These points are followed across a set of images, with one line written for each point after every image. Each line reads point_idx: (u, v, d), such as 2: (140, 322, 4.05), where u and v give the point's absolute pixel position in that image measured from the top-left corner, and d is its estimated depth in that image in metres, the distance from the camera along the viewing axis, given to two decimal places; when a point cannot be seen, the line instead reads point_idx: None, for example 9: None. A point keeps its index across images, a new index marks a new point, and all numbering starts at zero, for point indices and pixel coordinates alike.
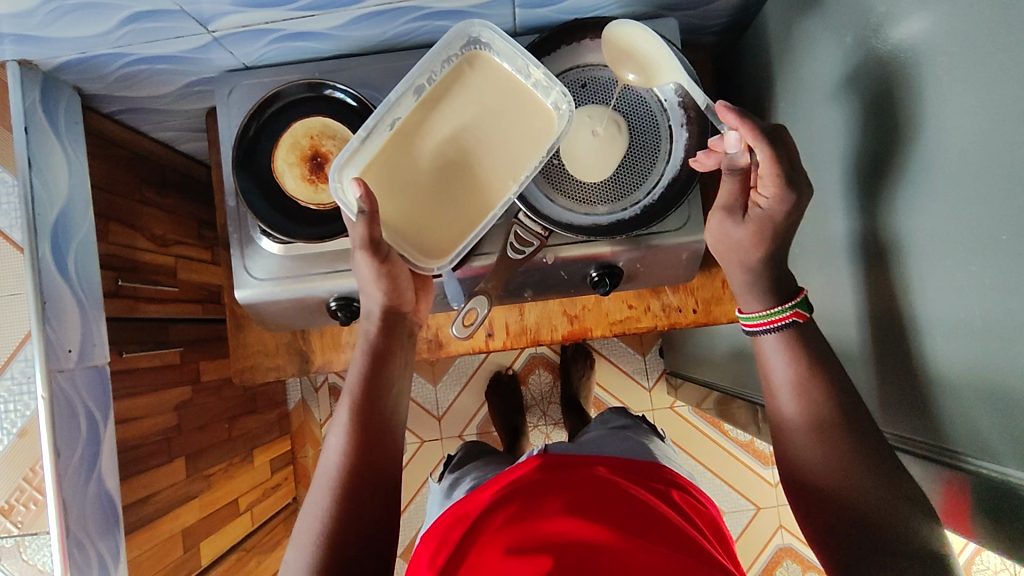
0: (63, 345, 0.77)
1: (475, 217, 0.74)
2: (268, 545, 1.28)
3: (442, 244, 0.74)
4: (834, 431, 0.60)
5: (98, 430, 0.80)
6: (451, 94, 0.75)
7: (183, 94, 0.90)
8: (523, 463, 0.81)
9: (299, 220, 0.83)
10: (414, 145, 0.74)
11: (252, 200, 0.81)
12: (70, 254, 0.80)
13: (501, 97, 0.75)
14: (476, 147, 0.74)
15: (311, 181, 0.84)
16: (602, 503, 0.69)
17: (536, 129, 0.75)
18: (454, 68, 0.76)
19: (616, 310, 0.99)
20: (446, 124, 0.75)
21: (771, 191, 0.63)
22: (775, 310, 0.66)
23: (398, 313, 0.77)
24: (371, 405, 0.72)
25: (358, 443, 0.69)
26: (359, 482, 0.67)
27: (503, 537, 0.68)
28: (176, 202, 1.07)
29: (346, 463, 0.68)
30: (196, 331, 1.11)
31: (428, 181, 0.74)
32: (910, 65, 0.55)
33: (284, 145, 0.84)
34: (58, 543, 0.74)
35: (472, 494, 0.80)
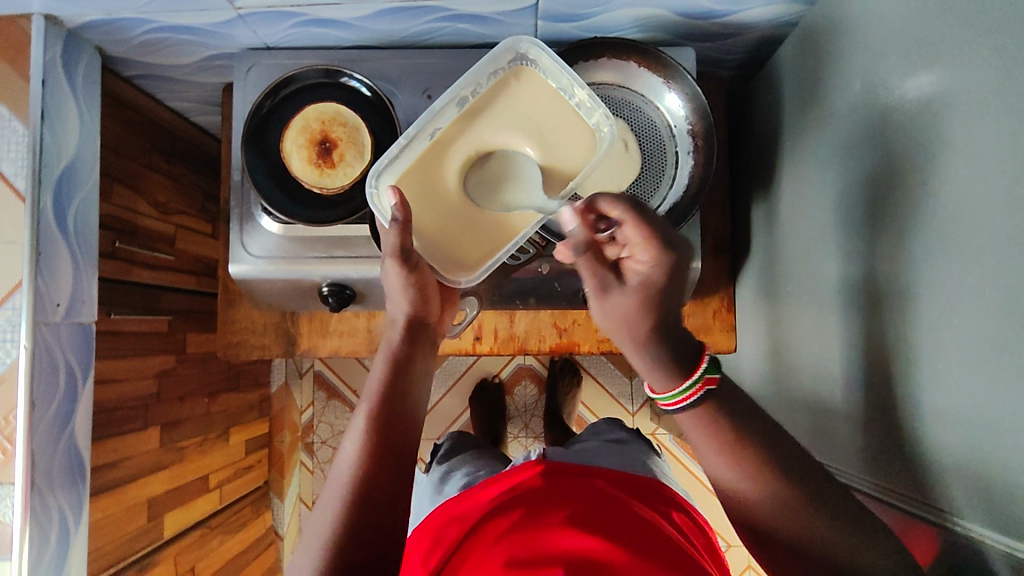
0: (52, 298, 0.77)
1: (506, 234, 0.72)
2: (232, 526, 1.26)
3: (471, 259, 0.71)
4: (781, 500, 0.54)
5: (76, 386, 0.80)
6: (496, 106, 0.71)
7: (203, 67, 0.91)
8: (523, 469, 0.80)
9: (300, 202, 0.83)
10: (452, 155, 0.70)
11: (258, 177, 0.81)
12: (70, 209, 0.80)
13: (545, 114, 0.71)
14: (514, 164, 0.71)
15: (318, 165, 0.82)
16: (612, 524, 0.68)
17: (577, 150, 0.71)
18: (500, 80, 0.71)
19: None
20: (488, 137, 0.71)
21: (647, 254, 0.59)
22: (681, 388, 0.57)
23: (424, 319, 0.71)
24: (400, 408, 0.64)
25: (383, 446, 0.61)
26: (376, 487, 0.59)
27: (495, 534, 0.69)
28: (183, 172, 1.08)
29: (367, 467, 0.59)
30: (187, 302, 1.11)
31: (461, 197, 0.71)
32: (917, 118, 0.57)
33: (295, 126, 0.82)
34: (20, 503, 0.73)
35: (469, 494, 0.80)
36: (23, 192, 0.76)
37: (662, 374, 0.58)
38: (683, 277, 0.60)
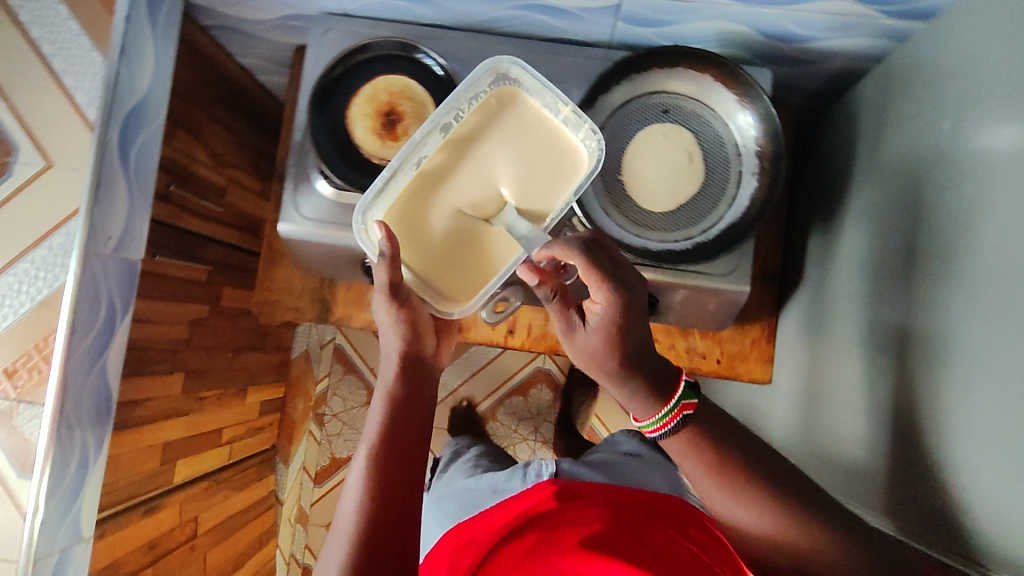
0: (105, 231, 0.77)
1: (503, 253, 0.75)
2: (238, 483, 1.27)
3: (466, 287, 0.75)
4: (769, 515, 0.59)
5: (115, 319, 0.80)
6: (480, 131, 0.74)
7: (279, 25, 0.92)
8: (537, 492, 0.79)
9: (356, 170, 0.82)
10: (437, 183, 0.74)
11: (319, 141, 0.81)
12: (135, 143, 0.81)
13: (530, 133, 0.75)
14: (501, 185, 0.74)
15: (381, 136, 0.83)
16: (627, 540, 0.64)
17: (567, 166, 0.75)
18: (482, 104, 0.74)
19: None
20: (471, 161, 0.74)
21: (602, 296, 0.63)
22: (663, 412, 0.63)
23: (422, 351, 0.73)
24: (399, 442, 0.65)
25: (383, 482, 0.61)
26: (377, 535, 0.59)
27: (504, 551, 0.67)
28: (242, 127, 1.09)
29: (370, 507, 0.60)
30: (227, 256, 1.12)
31: (451, 224, 0.73)
32: (1008, 167, 0.55)
33: (364, 95, 0.83)
34: (47, 427, 0.73)
35: (481, 521, 0.77)
36: (92, 122, 0.77)
37: (638, 405, 0.65)
38: (640, 311, 0.64)
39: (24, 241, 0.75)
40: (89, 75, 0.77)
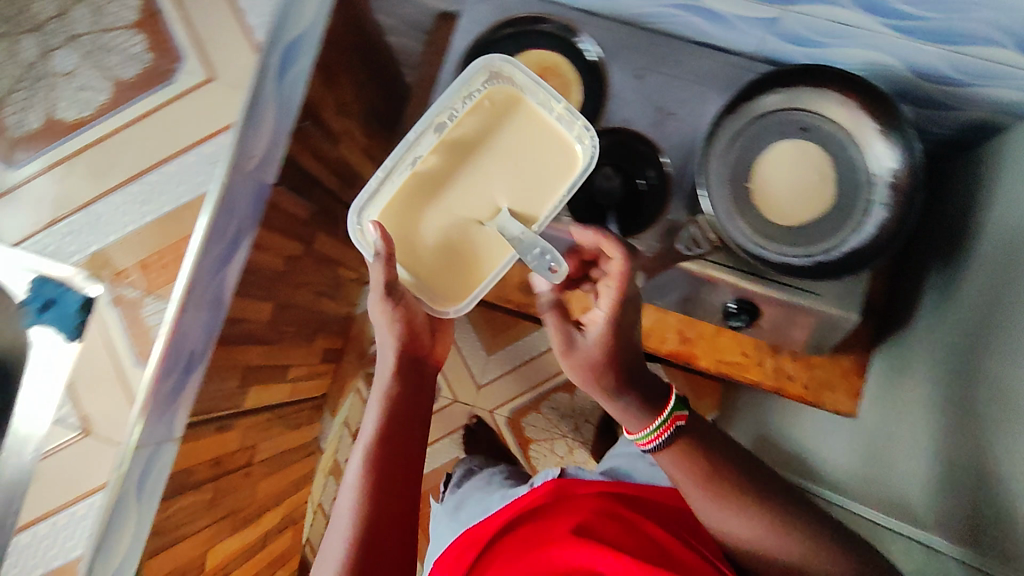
0: (250, 152, 0.80)
1: (498, 246, 0.81)
2: (292, 422, 1.30)
3: (464, 284, 0.83)
4: (760, 523, 0.72)
5: (238, 240, 0.83)
6: (471, 130, 0.82)
7: None
8: (532, 494, 0.94)
9: None
10: (431, 180, 0.81)
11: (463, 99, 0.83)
12: (292, 72, 0.83)
13: (523, 133, 0.82)
14: (491, 184, 0.81)
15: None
16: (621, 533, 0.82)
17: (557, 166, 0.82)
18: (474, 104, 0.82)
19: (729, 350, 0.92)
20: (463, 161, 0.81)
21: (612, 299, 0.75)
22: (655, 423, 0.74)
23: (416, 351, 0.85)
24: (393, 435, 0.79)
25: (377, 468, 0.76)
26: (378, 509, 0.74)
27: (523, 534, 0.86)
28: (367, 79, 1.11)
29: (364, 491, 0.74)
30: (330, 201, 1.15)
31: (446, 224, 0.81)
32: None
33: (515, 63, 0.88)
34: (165, 332, 0.76)
35: (488, 520, 0.92)
36: (258, 46, 0.79)
37: (627, 417, 0.75)
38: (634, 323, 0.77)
39: (172, 146, 0.79)
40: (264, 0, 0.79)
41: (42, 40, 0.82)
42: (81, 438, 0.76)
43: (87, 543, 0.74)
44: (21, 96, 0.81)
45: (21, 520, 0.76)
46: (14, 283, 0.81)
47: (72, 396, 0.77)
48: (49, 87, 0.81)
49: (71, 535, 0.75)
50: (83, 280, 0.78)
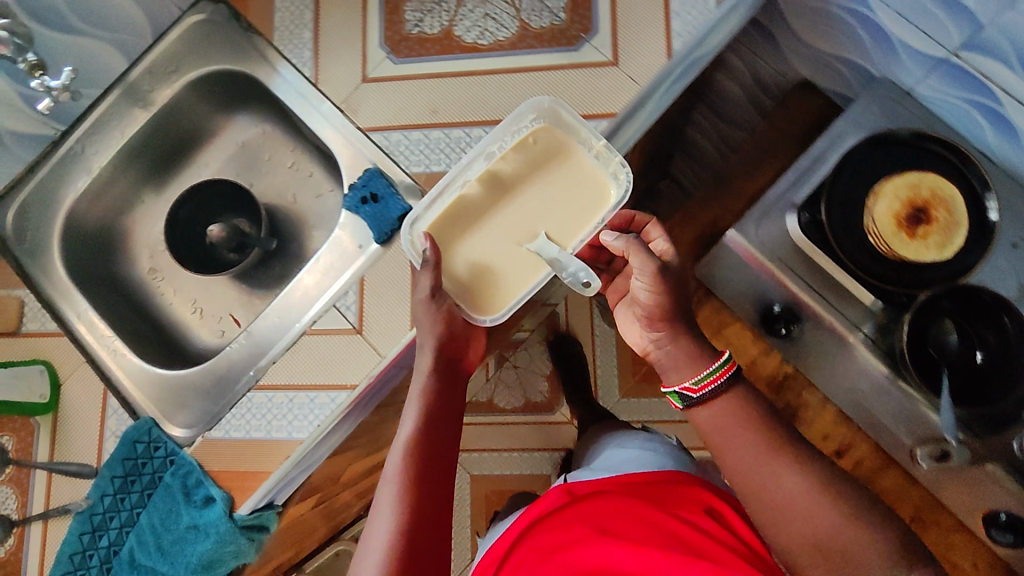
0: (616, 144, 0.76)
1: (531, 263, 0.75)
2: None
3: (498, 296, 0.75)
4: (808, 480, 0.61)
5: None
6: (513, 164, 0.75)
7: (822, 61, 0.91)
8: (552, 491, 0.76)
9: (843, 231, 0.79)
10: (468, 203, 0.75)
11: (838, 187, 0.79)
12: (680, 84, 0.76)
13: (561, 173, 0.75)
14: (531, 217, 0.75)
15: (899, 226, 0.76)
16: (638, 526, 0.67)
17: (590, 203, 0.75)
18: (520, 140, 0.75)
19: (957, 547, 0.89)
20: (499, 186, 0.75)
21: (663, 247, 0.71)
22: (706, 372, 0.67)
23: (456, 349, 0.75)
24: (430, 441, 0.69)
25: (419, 476, 0.67)
26: (421, 510, 0.65)
27: (535, 535, 0.71)
28: None
29: (405, 504, 0.65)
30: None
31: (488, 255, 0.75)
32: None
33: (910, 179, 0.77)
34: None
35: (506, 531, 0.76)
36: (673, 55, 0.77)
37: (682, 363, 0.69)
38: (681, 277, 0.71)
39: None
40: (698, 16, 0.77)
41: None
42: (350, 334, 0.77)
43: (315, 431, 0.75)
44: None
45: (264, 379, 0.78)
46: (345, 164, 0.83)
47: (358, 291, 0.78)
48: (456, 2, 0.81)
49: (303, 416, 0.76)
50: (411, 192, 0.80)
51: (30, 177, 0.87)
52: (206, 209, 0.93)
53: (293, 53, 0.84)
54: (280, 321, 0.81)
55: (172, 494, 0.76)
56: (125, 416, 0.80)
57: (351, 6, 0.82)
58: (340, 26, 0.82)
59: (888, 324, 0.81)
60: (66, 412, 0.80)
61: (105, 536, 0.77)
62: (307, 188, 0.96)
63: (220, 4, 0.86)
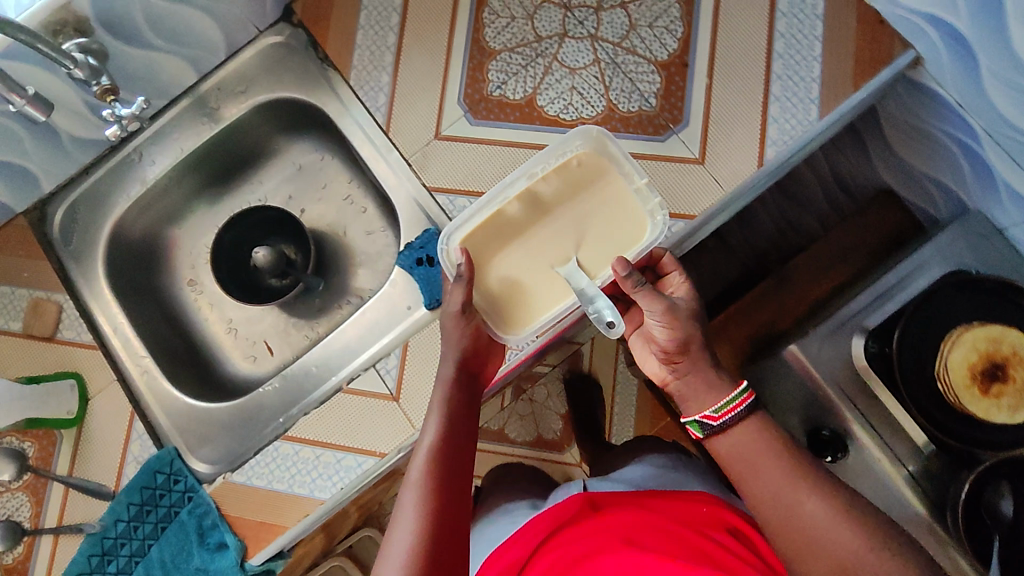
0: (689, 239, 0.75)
1: (558, 289, 0.71)
2: None
3: (520, 317, 0.71)
4: (827, 506, 0.60)
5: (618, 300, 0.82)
6: (553, 185, 0.72)
7: (912, 174, 0.87)
8: (573, 499, 0.81)
9: (910, 370, 0.77)
10: (504, 219, 0.71)
11: (913, 320, 0.77)
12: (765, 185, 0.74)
13: (599, 201, 0.72)
14: (563, 242, 0.71)
15: (973, 379, 0.74)
16: (663, 540, 0.70)
17: (624, 238, 0.71)
18: (564, 163, 0.71)
19: None
20: (538, 206, 0.72)
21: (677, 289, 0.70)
22: (728, 400, 0.65)
23: (479, 368, 0.72)
24: (455, 446, 0.65)
25: (444, 481, 0.62)
26: (442, 522, 0.60)
27: (560, 539, 0.74)
28: None
29: (428, 509, 0.60)
30: None
31: (516, 273, 0.72)
32: None
33: (996, 334, 0.74)
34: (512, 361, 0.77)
35: (528, 529, 0.80)
36: (765, 164, 0.73)
37: (701, 393, 0.67)
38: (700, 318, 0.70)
39: None
40: (796, 125, 0.74)
41: (565, 21, 0.77)
42: (385, 400, 0.76)
43: (337, 494, 0.74)
44: (515, 63, 0.78)
45: (293, 429, 0.77)
46: (404, 220, 0.80)
47: (400, 356, 0.77)
48: (544, 69, 0.77)
49: (327, 475, 0.75)
50: None
51: (83, 179, 0.85)
52: (255, 232, 0.91)
53: (367, 95, 0.80)
54: (317, 370, 0.81)
55: (187, 532, 0.76)
56: (148, 443, 0.79)
57: (433, 57, 0.79)
58: (420, 76, 0.79)
59: (941, 475, 0.78)
60: (89, 429, 0.79)
61: (114, 562, 0.77)
62: (360, 223, 0.93)
63: (300, 28, 0.83)
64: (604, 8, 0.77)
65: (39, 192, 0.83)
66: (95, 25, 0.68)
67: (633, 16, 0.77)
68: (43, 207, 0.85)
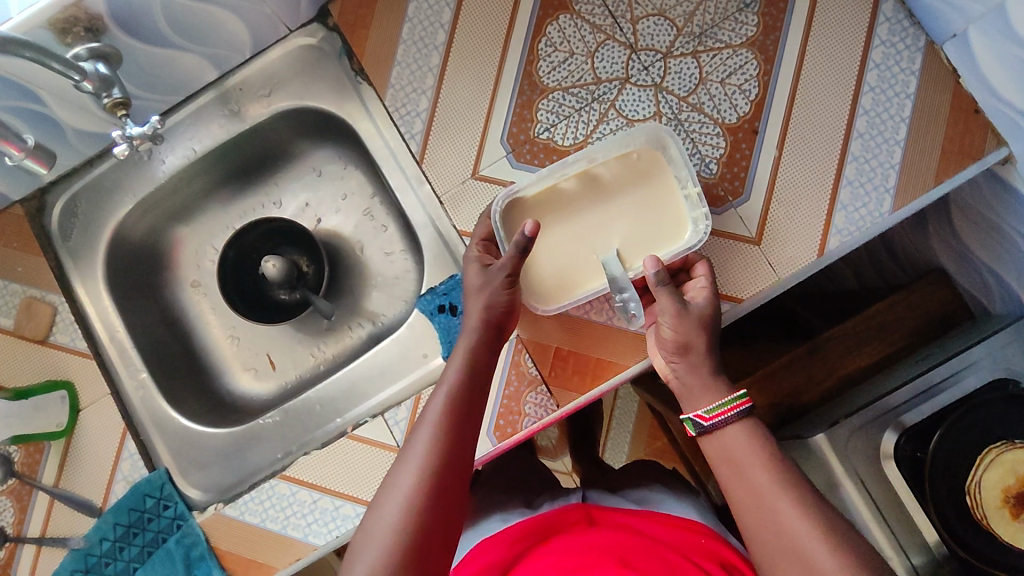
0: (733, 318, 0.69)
1: (590, 273, 0.68)
2: None
3: (546, 291, 0.69)
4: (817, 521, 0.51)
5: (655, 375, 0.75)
6: (610, 174, 0.68)
7: (971, 264, 0.83)
8: (567, 511, 0.72)
9: (941, 473, 0.73)
10: (555, 194, 0.69)
11: (960, 429, 0.73)
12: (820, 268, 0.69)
13: (651, 196, 0.68)
14: (607, 229, 0.68)
15: (1005, 501, 0.71)
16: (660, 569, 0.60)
17: (661, 238, 0.67)
18: (624, 153, 0.67)
19: None
20: (591, 188, 0.68)
21: (701, 294, 0.64)
22: (723, 402, 0.58)
23: (510, 323, 0.65)
24: (472, 392, 0.59)
25: (459, 426, 0.56)
26: (448, 477, 0.54)
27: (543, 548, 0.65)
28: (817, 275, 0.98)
29: (439, 448, 0.54)
30: None
31: (554, 247, 0.69)
32: None
33: None
34: (528, 428, 0.70)
35: (508, 531, 0.71)
36: (825, 254, 0.67)
37: (697, 392, 0.60)
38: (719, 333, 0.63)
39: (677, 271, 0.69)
40: (866, 215, 0.67)
41: (628, 65, 0.71)
42: (391, 452, 0.72)
43: (332, 542, 0.71)
44: (568, 104, 0.72)
45: (290, 468, 0.73)
46: (429, 257, 0.75)
47: (411, 408, 0.73)
48: (599, 116, 0.71)
49: (323, 522, 0.72)
50: None
51: (87, 171, 0.79)
52: (264, 241, 0.84)
53: (402, 119, 0.74)
54: (321, 409, 0.78)
55: (173, 561, 0.73)
56: (139, 463, 0.75)
57: (479, 88, 0.73)
58: (463, 106, 0.73)
59: None
60: (78, 442, 0.75)
61: None
62: (377, 242, 0.85)
63: (335, 33, 0.76)
64: (673, 56, 0.71)
65: (40, 181, 0.78)
66: (108, 22, 0.61)
67: (704, 69, 0.71)
68: (43, 196, 0.79)
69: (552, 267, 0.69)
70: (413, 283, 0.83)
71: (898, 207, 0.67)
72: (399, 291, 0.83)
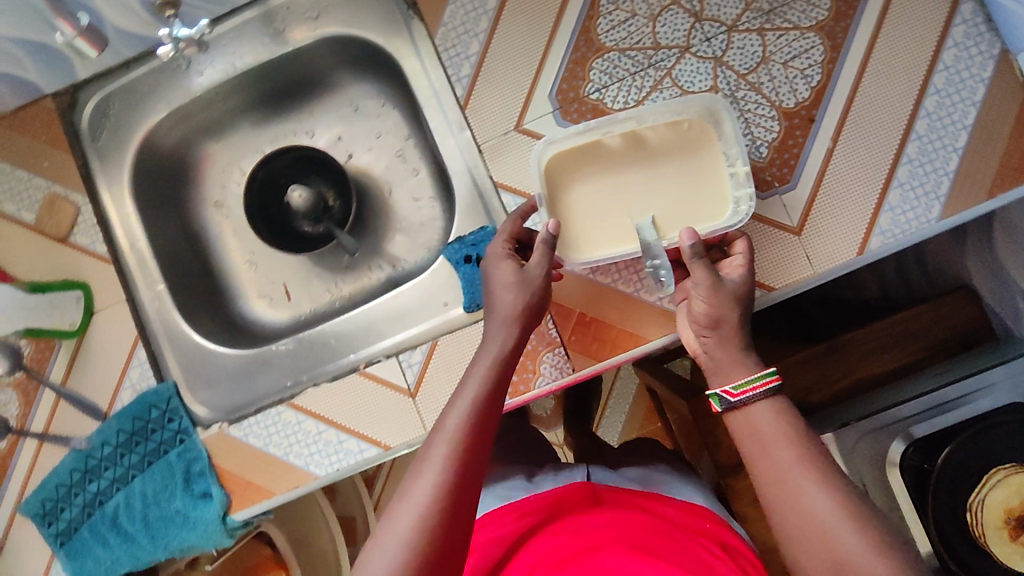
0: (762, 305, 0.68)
1: (621, 236, 0.66)
2: None
3: (574, 245, 0.67)
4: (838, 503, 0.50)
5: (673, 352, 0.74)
6: (658, 140, 0.67)
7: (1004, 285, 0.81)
8: (574, 489, 0.71)
9: (946, 490, 0.74)
10: (598, 152, 0.67)
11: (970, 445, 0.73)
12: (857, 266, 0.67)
13: (695, 169, 0.66)
14: (647, 195, 0.66)
15: (1005, 522, 0.72)
16: (668, 549, 0.60)
17: (700, 212, 0.65)
18: (675, 122, 0.66)
19: None
20: (636, 152, 0.67)
21: (738, 269, 0.62)
22: (752, 379, 0.56)
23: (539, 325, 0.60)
24: (495, 403, 0.55)
25: (480, 431, 0.52)
26: (464, 497, 0.49)
27: (552, 527, 0.65)
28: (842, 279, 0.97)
29: (459, 465, 0.50)
30: None
31: (589, 205, 0.67)
32: None
33: None
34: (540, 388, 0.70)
35: (518, 506, 0.71)
36: (865, 254, 0.66)
37: (725, 367, 0.59)
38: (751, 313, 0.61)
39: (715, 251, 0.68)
40: (913, 219, 0.66)
41: (691, 33, 0.69)
42: (400, 393, 0.72)
43: (332, 474, 0.72)
44: (622, 67, 0.70)
45: (299, 398, 0.73)
46: (460, 205, 0.73)
47: (426, 352, 0.72)
48: (653, 83, 0.69)
49: (326, 454, 0.72)
50: None
51: (123, 73, 0.78)
52: (295, 167, 0.82)
53: (450, 60, 0.72)
54: (334, 343, 0.77)
55: (172, 474, 0.74)
56: (148, 373, 0.75)
57: (533, 39, 0.71)
58: (514, 56, 0.71)
59: None
60: (88, 343, 0.76)
61: (95, 483, 0.74)
62: (407, 186, 0.84)
63: None
64: (737, 30, 0.69)
65: (75, 76, 0.76)
66: None
67: (768, 48, 0.68)
68: (76, 92, 0.78)
69: (585, 224, 0.67)
70: (439, 231, 0.82)
71: (948, 214, 0.66)
72: (425, 238, 0.82)
